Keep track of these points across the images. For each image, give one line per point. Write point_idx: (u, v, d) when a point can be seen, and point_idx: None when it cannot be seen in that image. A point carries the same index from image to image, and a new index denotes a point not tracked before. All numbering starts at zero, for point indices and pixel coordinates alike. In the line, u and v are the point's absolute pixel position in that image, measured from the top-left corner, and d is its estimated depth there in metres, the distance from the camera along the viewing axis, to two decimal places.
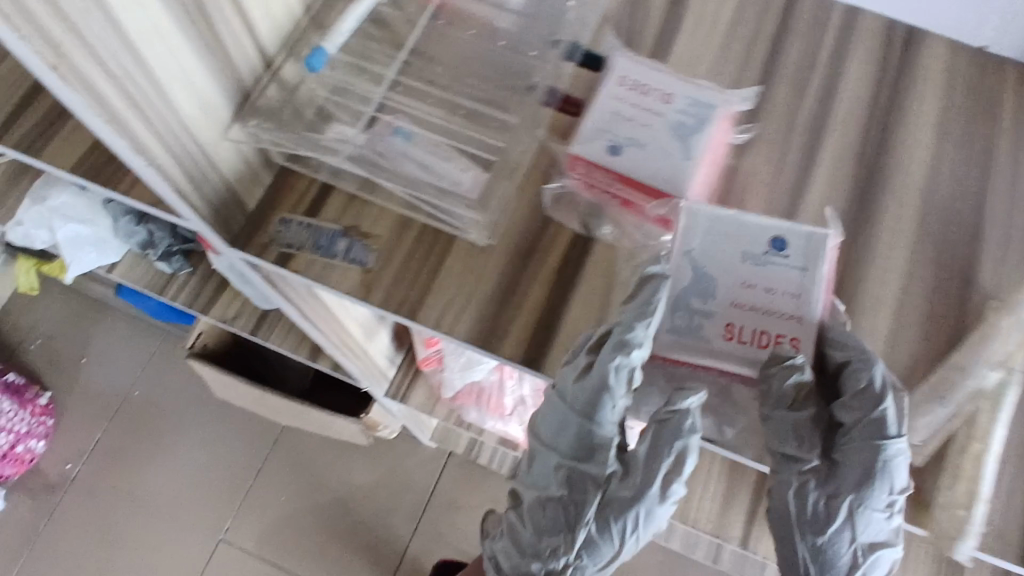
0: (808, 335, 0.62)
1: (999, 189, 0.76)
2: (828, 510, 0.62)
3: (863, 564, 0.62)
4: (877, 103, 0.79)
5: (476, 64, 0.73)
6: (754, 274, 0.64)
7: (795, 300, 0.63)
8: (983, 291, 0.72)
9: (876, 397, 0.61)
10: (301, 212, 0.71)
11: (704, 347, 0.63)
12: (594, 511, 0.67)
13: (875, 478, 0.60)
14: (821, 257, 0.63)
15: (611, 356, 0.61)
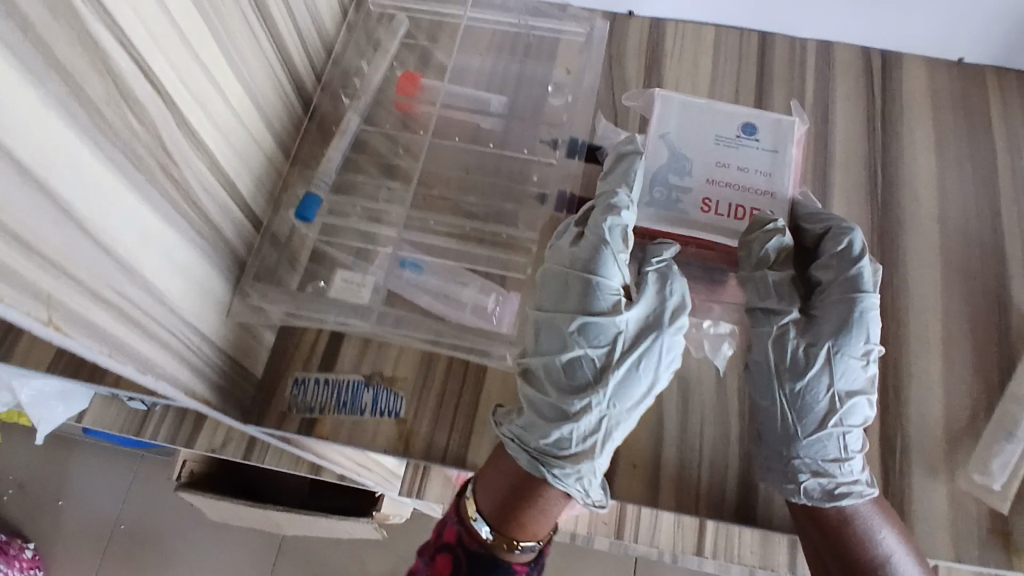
0: (780, 206, 0.64)
1: (1007, 203, 0.75)
2: (798, 343, 0.61)
3: (840, 411, 0.59)
4: (871, 136, 0.78)
5: (472, 177, 0.70)
6: (727, 153, 0.66)
7: (766, 177, 0.66)
8: (1019, 311, 0.70)
9: (852, 257, 0.62)
10: (315, 367, 0.65)
11: (684, 220, 0.63)
12: (620, 355, 0.58)
13: (854, 324, 0.60)
14: (787, 143, 0.67)
15: (605, 214, 0.59)
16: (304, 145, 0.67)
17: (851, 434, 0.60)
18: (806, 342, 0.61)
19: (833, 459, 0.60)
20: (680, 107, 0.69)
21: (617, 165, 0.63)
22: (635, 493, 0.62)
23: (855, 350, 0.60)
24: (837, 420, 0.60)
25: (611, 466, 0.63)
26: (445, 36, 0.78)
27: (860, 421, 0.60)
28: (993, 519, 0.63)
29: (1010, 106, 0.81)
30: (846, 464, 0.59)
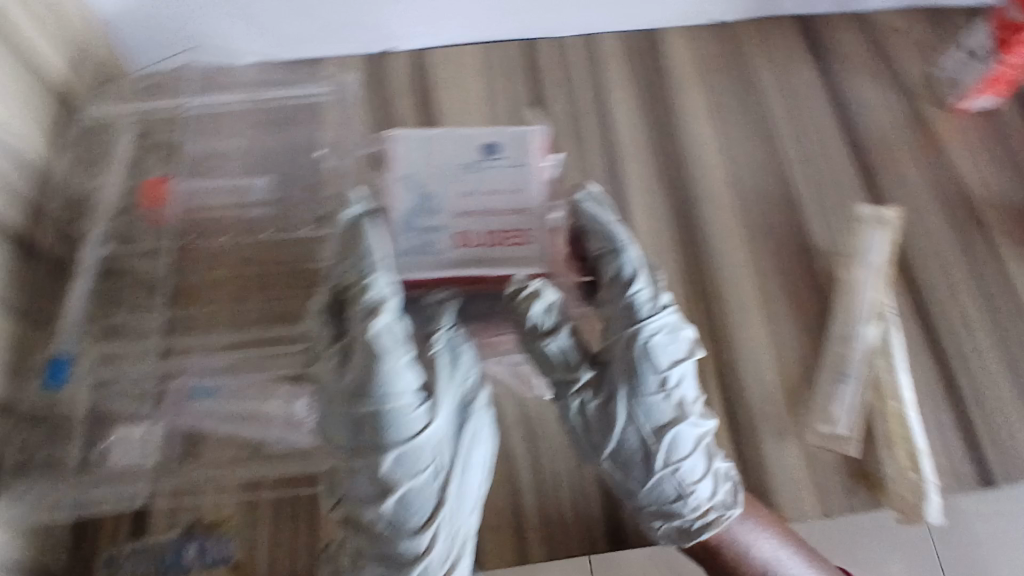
0: (540, 225, 0.52)
1: (789, 151, 0.78)
2: (605, 402, 0.53)
3: (659, 451, 0.52)
4: (652, 119, 0.78)
5: (246, 274, 0.65)
6: (472, 180, 0.53)
7: (521, 197, 0.53)
8: (824, 253, 0.72)
9: (624, 282, 0.52)
10: (125, 535, 0.58)
11: (443, 261, 0.52)
12: (444, 458, 0.51)
13: (641, 362, 0.51)
14: (535, 148, 0.55)
15: (371, 320, 0.46)
16: (45, 298, 0.60)
17: (688, 470, 0.53)
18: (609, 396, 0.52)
19: (680, 499, 0.54)
20: (416, 144, 0.54)
21: (356, 233, 0.48)
22: (503, 554, 0.59)
23: (657, 394, 0.52)
24: (664, 461, 0.52)
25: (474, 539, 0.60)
26: (189, 124, 0.70)
27: (689, 452, 0.53)
28: (848, 464, 0.64)
29: (771, 53, 0.83)
30: (689, 496, 0.54)
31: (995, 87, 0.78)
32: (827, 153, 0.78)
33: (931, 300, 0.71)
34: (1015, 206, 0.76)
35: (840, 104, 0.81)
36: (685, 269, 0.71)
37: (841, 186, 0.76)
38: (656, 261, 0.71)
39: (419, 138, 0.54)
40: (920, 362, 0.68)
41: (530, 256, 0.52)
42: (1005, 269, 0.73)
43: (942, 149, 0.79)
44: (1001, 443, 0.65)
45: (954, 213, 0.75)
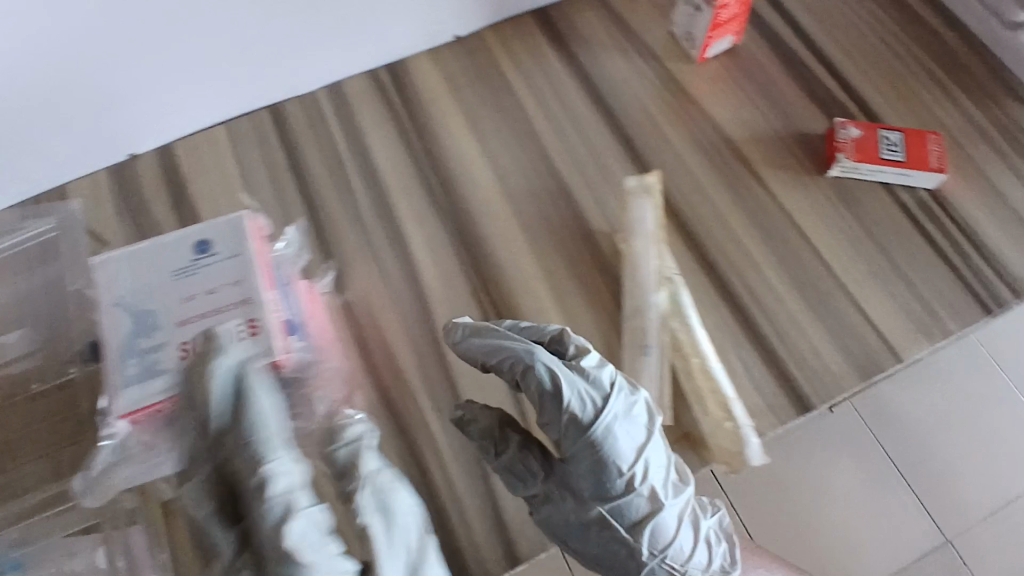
0: (261, 311, 0.52)
1: (551, 143, 0.78)
2: (582, 516, 0.59)
3: (645, 544, 0.58)
4: (412, 150, 0.78)
5: (19, 434, 0.62)
6: (186, 286, 0.53)
7: (238, 289, 0.52)
8: (604, 233, 0.74)
9: (554, 394, 0.56)
10: None
11: (170, 380, 0.50)
12: None
13: (604, 466, 0.56)
14: (244, 234, 0.54)
15: (284, 529, 0.42)
16: None
17: (676, 551, 0.59)
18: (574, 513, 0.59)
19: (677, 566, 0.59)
20: (125, 265, 0.54)
21: (235, 379, 0.47)
22: None
23: (625, 493, 0.57)
24: (649, 552, 0.58)
25: None
26: None
27: (674, 532, 0.59)
28: (669, 430, 0.65)
29: (515, 52, 0.84)
30: (682, 572, 0.60)
31: (727, 28, 0.81)
32: (587, 136, 0.79)
33: (712, 250, 0.73)
34: (774, 135, 0.79)
35: (592, 84, 0.82)
36: (474, 289, 0.70)
37: (610, 163, 0.77)
38: (444, 289, 0.70)
39: (127, 258, 0.54)
40: (715, 312, 0.70)
41: (256, 346, 0.51)
42: (776, 200, 0.76)
43: (697, 100, 0.81)
44: (805, 366, 0.68)
45: (719, 159, 0.78)
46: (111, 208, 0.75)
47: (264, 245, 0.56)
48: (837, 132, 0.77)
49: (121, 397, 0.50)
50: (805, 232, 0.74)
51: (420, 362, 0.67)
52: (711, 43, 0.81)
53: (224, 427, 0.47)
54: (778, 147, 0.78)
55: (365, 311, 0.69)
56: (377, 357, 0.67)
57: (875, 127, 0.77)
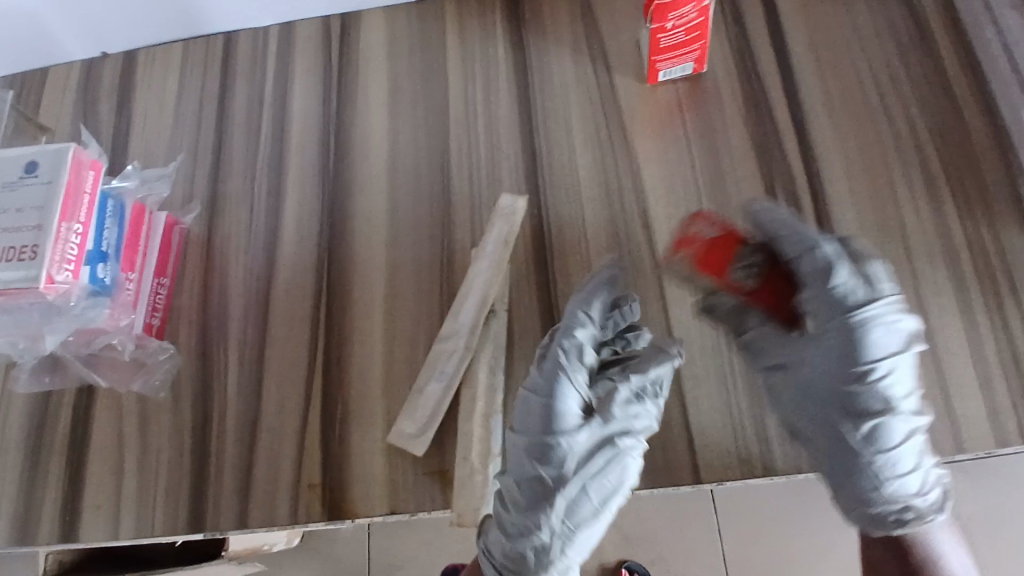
0: (45, 238, 0.58)
1: (456, 134, 0.76)
2: (856, 383, 0.62)
3: (897, 446, 0.61)
4: (326, 109, 0.79)
5: None
6: (5, 199, 0.60)
7: (37, 213, 0.59)
8: (463, 244, 0.71)
9: (812, 250, 0.60)
10: None
11: None
12: (614, 409, 0.61)
13: (861, 337, 0.60)
14: (64, 165, 0.60)
15: (568, 346, 0.62)
16: None
17: (885, 446, 0.61)
18: (807, 417, 0.63)
19: (885, 470, 0.62)
20: None
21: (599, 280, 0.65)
22: (96, 531, 0.65)
23: (868, 377, 0.61)
24: (898, 450, 0.61)
25: (77, 508, 0.67)
26: None
27: (900, 443, 0.61)
28: (429, 459, 0.64)
29: (466, 29, 0.80)
30: (902, 478, 0.62)
31: (682, 55, 0.72)
32: (494, 136, 0.75)
33: (559, 293, 0.68)
34: (691, 189, 0.71)
35: (525, 81, 0.77)
36: (320, 263, 0.72)
37: (502, 171, 0.73)
38: (296, 254, 0.73)
39: None
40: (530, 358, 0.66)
41: (31, 270, 0.57)
42: (655, 261, 0.68)
43: (626, 128, 0.74)
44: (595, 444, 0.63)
45: (618, 200, 0.71)
46: (68, 101, 0.84)
47: (90, 177, 0.62)
48: (693, 225, 0.63)
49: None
50: (669, 306, 0.67)
51: (246, 316, 0.71)
52: (661, 68, 0.73)
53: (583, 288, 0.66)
54: (687, 204, 0.70)
55: (221, 253, 0.74)
56: (212, 301, 0.72)
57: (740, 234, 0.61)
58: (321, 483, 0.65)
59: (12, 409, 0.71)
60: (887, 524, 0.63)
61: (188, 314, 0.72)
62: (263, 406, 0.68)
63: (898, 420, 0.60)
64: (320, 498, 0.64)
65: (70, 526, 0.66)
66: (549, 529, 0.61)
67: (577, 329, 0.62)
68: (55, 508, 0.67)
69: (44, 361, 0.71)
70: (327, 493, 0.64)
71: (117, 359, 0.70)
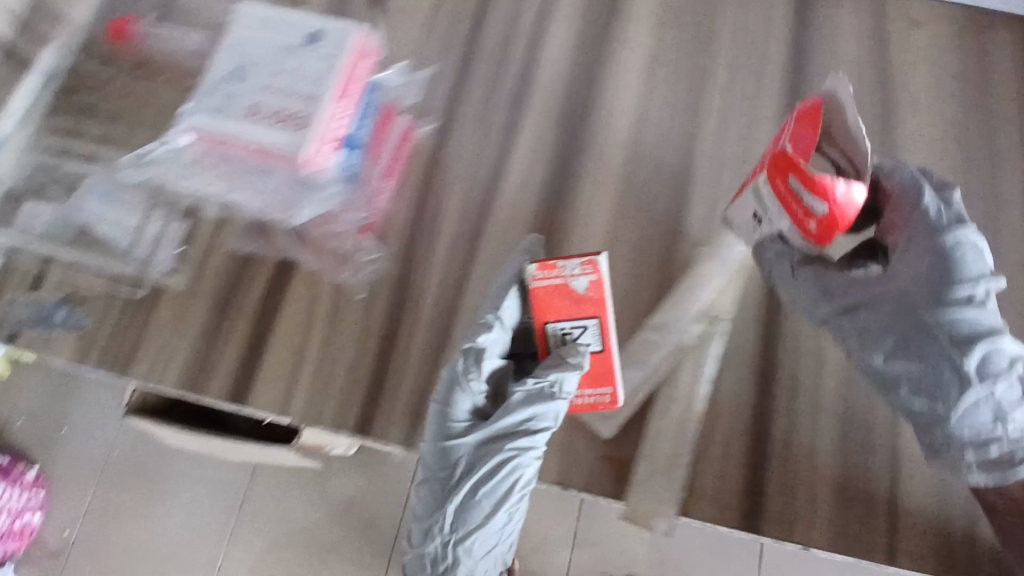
0: (316, 110, 0.57)
1: (710, 120, 0.72)
2: (955, 390, 0.53)
3: (1004, 442, 0.53)
4: (581, 58, 0.76)
5: (160, 116, 0.77)
6: (283, 58, 0.59)
7: (313, 83, 0.58)
8: (693, 236, 0.68)
9: (929, 223, 0.55)
10: (22, 290, 0.72)
11: (226, 124, 0.57)
12: (511, 428, 0.59)
13: (981, 333, 0.53)
14: (351, 42, 0.59)
15: (465, 357, 0.59)
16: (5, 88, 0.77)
17: (1023, 429, 0.53)
18: (905, 374, 0.56)
19: (992, 402, 0.53)
20: (257, 18, 0.61)
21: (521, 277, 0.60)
22: (266, 404, 0.66)
23: (989, 326, 0.53)
24: (1000, 419, 0.53)
25: (252, 376, 0.67)
26: None
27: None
28: (607, 443, 0.61)
29: (746, 17, 0.76)
30: None
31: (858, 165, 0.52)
32: (753, 134, 0.71)
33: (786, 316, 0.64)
34: None
35: (797, 88, 0.72)
36: (540, 213, 0.70)
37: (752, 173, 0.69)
38: (516, 196, 0.71)
39: (261, 14, 0.61)
40: (740, 374, 0.63)
41: (296, 138, 0.56)
42: None
43: None
44: (787, 486, 0.59)
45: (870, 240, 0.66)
46: None
47: (366, 62, 0.61)
48: (567, 261, 0.55)
49: (190, 117, 0.58)
50: None
51: (454, 243, 0.70)
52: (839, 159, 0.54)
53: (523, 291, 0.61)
54: None
55: (445, 174, 0.72)
56: (424, 218, 0.71)
57: (602, 317, 0.56)
58: None
59: (211, 261, 0.71)
60: (994, 462, 0.53)
61: (398, 225, 0.71)
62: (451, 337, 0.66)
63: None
64: None
65: (241, 390, 0.67)
66: (441, 545, 0.59)
67: (479, 336, 0.58)
68: (231, 368, 0.68)
69: (252, 226, 0.72)
70: None
71: (323, 247, 0.71)
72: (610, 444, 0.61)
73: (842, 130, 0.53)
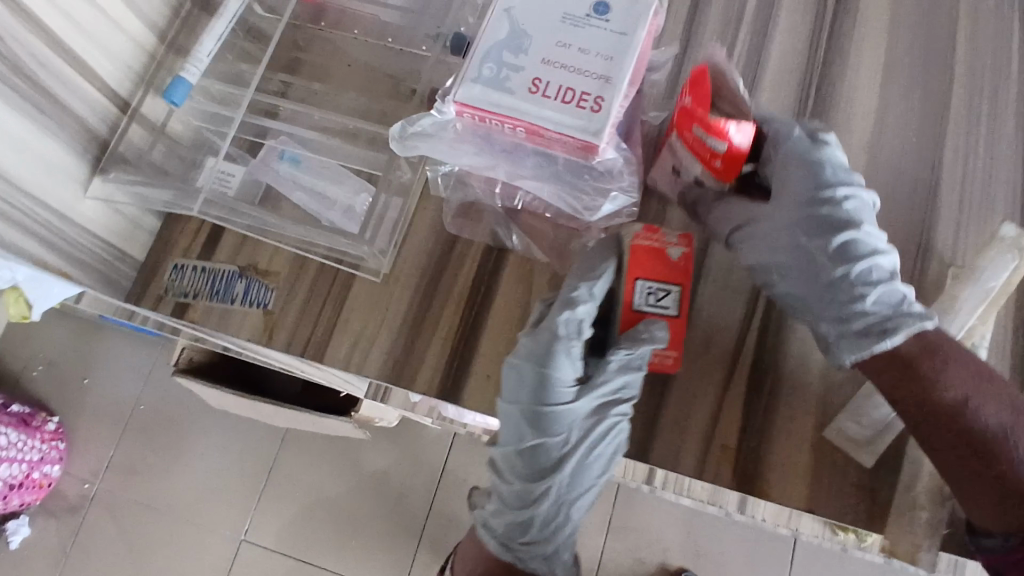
0: (614, 94, 0.51)
1: (952, 134, 0.68)
2: (805, 262, 0.58)
3: (857, 316, 0.56)
4: (814, 52, 0.71)
5: (352, 71, 0.69)
6: (569, 32, 0.53)
7: (606, 64, 0.52)
8: (938, 257, 0.64)
9: (789, 131, 0.60)
10: (193, 255, 0.66)
11: (509, 100, 0.51)
12: (611, 393, 0.59)
13: (789, 224, 0.59)
14: (645, 22, 0.53)
15: (557, 328, 0.57)
16: (182, 29, 0.68)
17: (832, 293, 0.57)
18: (780, 265, 0.60)
19: (843, 275, 0.56)
20: None
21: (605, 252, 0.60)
22: (486, 405, 0.61)
23: (824, 216, 0.57)
24: (872, 298, 0.55)
25: (463, 372, 0.62)
26: None
27: (869, 318, 0.55)
28: (858, 471, 0.59)
29: (983, 28, 0.72)
30: (865, 300, 0.55)
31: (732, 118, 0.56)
32: (996, 155, 0.67)
33: None
34: None
35: None
36: None
37: (999, 196, 0.66)
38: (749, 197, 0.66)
39: None
40: None
41: (592, 123, 0.50)
42: None
43: None
44: None
45: None
46: None
47: (650, 44, 0.55)
48: (666, 232, 0.60)
49: (461, 85, 0.52)
50: None
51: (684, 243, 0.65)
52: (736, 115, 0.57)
53: (617, 269, 0.59)
54: None
55: None
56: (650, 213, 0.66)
57: (684, 286, 0.59)
58: (734, 449, 0.60)
59: (413, 240, 0.65)
60: (872, 335, 0.55)
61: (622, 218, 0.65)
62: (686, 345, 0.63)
63: (870, 284, 0.56)
64: (729, 464, 0.60)
65: (452, 387, 0.61)
66: (552, 499, 0.62)
67: (574, 309, 0.57)
68: (440, 361, 0.62)
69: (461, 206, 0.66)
70: (738, 461, 0.60)
71: (542, 233, 0.65)
72: (863, 474, 0.59)
73: (729, 88, 0.58)
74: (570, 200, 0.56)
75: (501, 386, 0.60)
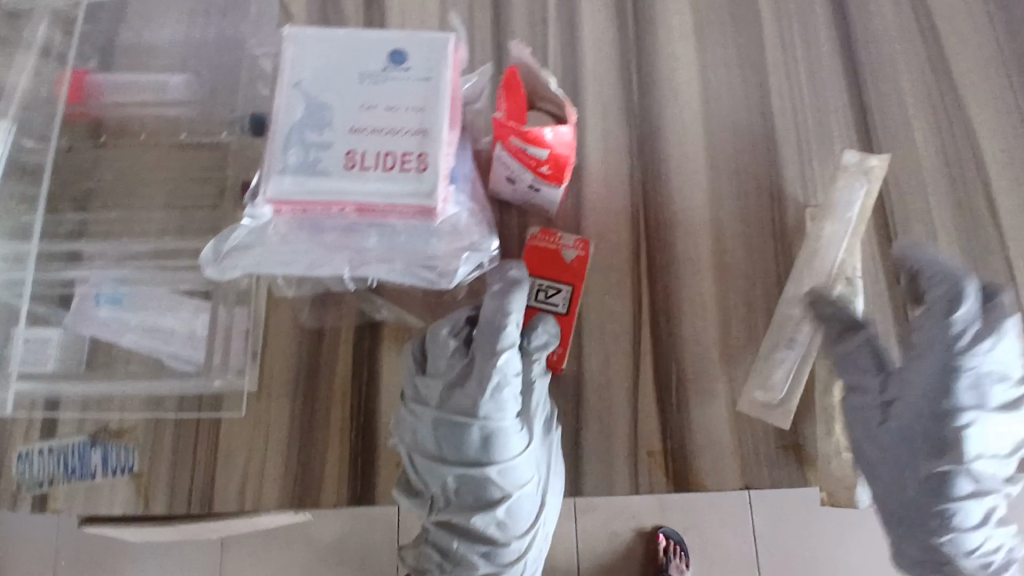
0: (435, 147, 0.47)
1: (775, 79, 0.69)
2: (923, 414, 0.55)
3: (954, 511, 0.55)
4: (624, 31, 0.69)
5: (150, 181, 0.62)
6: (370, 92, 0.48)
7: (419, 116, 0.48)
8: (794, 201, 0.65)
9: (944, 316, 0.55)
10: (36, 438, 0.56)
11: (326, 183, 0.46)
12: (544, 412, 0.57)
13: (955, 381, 0.54)
14: (446, 59, 0.49)
15: (494, 360, 0.52)
16: None
17: (949, 512, 0.55)
18: (900, 456, 0.57)
19: (949, 493, 0.54)
20: (317, 46, 0.49)
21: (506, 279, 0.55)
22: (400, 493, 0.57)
23: (952, 414, 0.54)
24: (975, 494, 0.55)
25: (370, 467, 0.57)
26: None
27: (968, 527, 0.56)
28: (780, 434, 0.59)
29: None
30: (961, 528, 0.56)
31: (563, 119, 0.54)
32: (819, 86, 0.69)
33: None
34: None
35: (844, 29, 0.71)
36: (634, 207, 0.64)
37: (832, 126, 0.67)
38: (605, 194, 0.65)
39: (320, 40, 0.49)
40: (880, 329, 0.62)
41: (420, 184, 0.46)
42: (1002, 236, 0.65)
43: (960, 96, 0.69)
44: None
45: (957, 169, 0.67)
46: None
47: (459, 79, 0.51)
48: (564, 234, 0.62)
49: (268, 182, 0.46)
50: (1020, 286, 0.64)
51: None
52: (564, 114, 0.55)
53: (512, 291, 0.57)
54: None
55: None
56: (513, 239, 0.63)
57: (575, 286, 0.61)
58: (661, 451, 0.59)
59: (275, 343, 0.59)
60: (936, 553, 0.57)
61: None
62: (585, 364, 0.61)
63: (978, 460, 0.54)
64: (662, 469, 0.58)
65: (364, 488, 0.56)
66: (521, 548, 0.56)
67: (506, 340, 0.53)
68: (341, 464, 0.57)
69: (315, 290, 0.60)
70: (670, 464, 0.58)
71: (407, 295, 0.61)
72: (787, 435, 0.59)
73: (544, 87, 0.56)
74: (424, 272, 0.52)
75: (433, 444, 0.54)
